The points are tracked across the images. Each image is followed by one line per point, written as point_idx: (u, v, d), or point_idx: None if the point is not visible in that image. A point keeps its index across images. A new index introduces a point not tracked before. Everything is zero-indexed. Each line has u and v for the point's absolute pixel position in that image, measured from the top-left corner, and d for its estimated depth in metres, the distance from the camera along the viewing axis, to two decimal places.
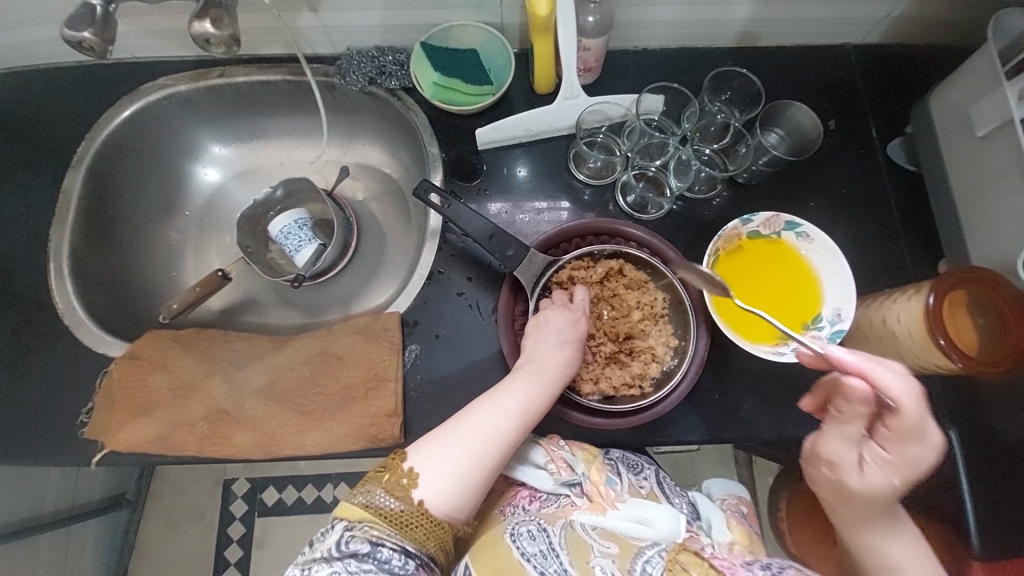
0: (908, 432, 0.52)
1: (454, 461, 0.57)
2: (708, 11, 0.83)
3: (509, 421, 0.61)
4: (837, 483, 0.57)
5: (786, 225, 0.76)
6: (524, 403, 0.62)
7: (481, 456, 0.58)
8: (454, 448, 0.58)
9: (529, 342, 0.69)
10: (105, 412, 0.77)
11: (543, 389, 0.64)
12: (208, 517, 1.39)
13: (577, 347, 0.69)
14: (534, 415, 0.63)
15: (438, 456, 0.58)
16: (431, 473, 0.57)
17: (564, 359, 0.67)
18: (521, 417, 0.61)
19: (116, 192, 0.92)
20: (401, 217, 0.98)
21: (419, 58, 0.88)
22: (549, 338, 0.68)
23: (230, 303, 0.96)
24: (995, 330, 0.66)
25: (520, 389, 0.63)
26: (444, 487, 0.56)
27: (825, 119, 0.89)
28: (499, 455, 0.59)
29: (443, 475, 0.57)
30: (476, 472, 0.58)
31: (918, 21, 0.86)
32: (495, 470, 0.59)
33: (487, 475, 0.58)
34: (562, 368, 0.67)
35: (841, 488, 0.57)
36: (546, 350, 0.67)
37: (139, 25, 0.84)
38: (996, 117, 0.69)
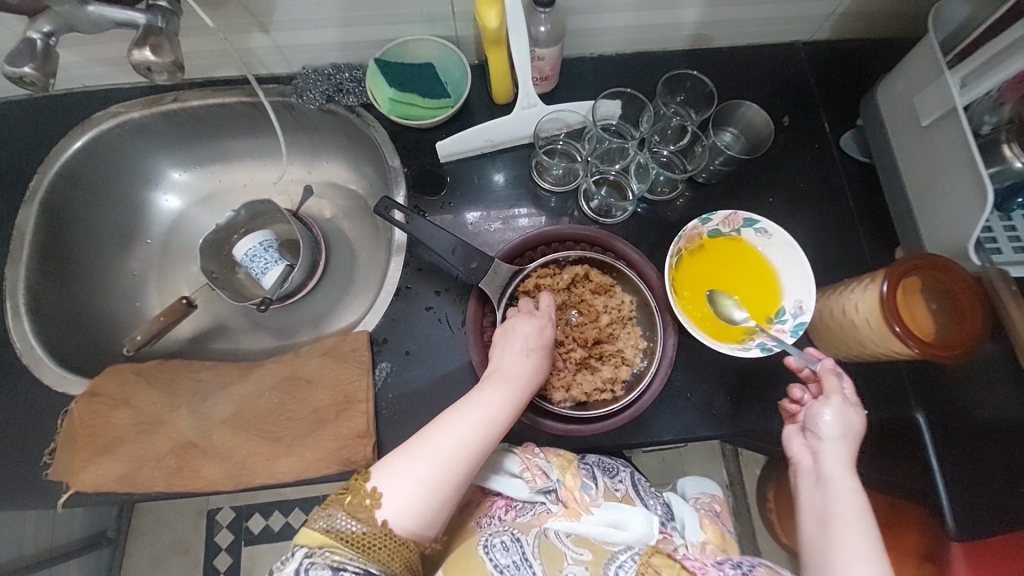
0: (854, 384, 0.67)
1: (418, 479, 0.57)
2: (659, 15, 0.84)
3: (474, 435, 0.60)
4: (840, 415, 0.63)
5: (744, 222, 0.77)
6: (490, 414, 0.62)
7: (446, 471, 0.58)
8: (419, 464, 0.58)
9: (496, 353, 0.68)
10: (68, 452, 0.75)
11: (510, 398, 0.64)
12: (193, 549, 1.35)
13: (544, 355, 0.69)
14: (501, 425, 0.62)
15: (402, 473, 0.57)
16: (394, 491, 0.56)
17: (530, 367, 0.67)
18: (488, 429, 0.61)
19: (72, 223, 0.90)
20: (370, 233, 0.98)
21: (373, 74, 0.87)
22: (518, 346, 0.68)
23: (198, 331, 0.95)
24: (950, 314, 0.69)
25: (487, 401, 0.63)
26: (407, 505, 0.56)
27: (780, 115, 0.91)
28: (465, 468, 0.59)
29: (406, 491, 0.56)
30: (441, 486, 0.57)
31: (862, 16, 0.88)
32: (462, 483, 0.59)
33: (454, 489, 0.58)
34: (529, 376, 0.67)
35: (845, 419, 0.63)
36: (513, 357, 0.67)
37: (85, 53, 0.82)
38: (939, 107, 0.72)
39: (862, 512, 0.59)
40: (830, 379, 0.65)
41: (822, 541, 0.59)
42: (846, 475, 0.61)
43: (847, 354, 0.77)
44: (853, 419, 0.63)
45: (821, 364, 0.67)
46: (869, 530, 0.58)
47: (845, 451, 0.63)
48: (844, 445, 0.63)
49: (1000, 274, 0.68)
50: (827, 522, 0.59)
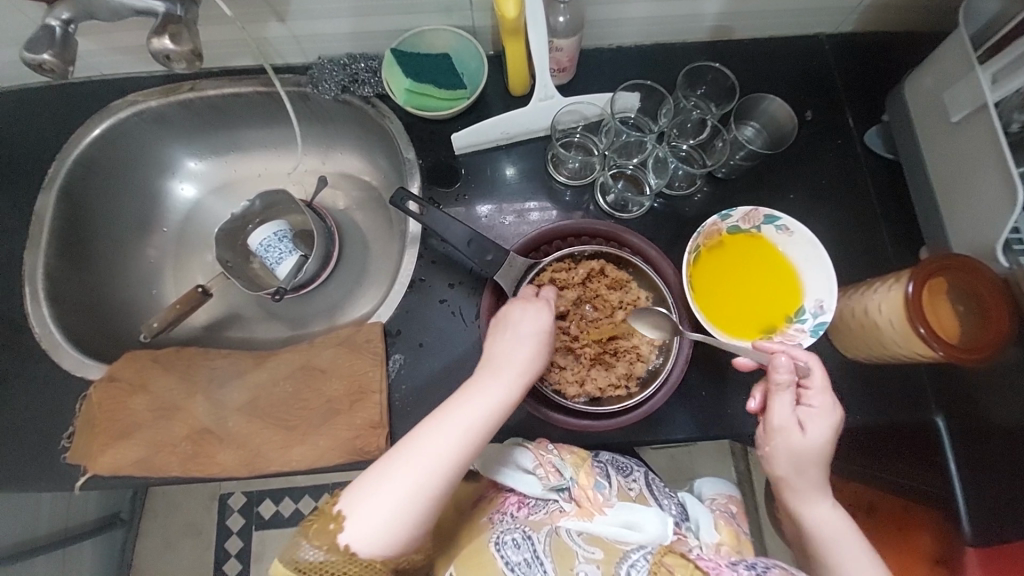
0: (827, 387, 0.61)
1: (383, 499, 0.57)
2: (680, 7, 0.82)
3: (451, 444, 0.59)
4: (791, 449, 0.61)
5: (765, 219, 0.76)
6: (461, 425, 0.61)
7: (414, 489, 0.58)
8: (382, 484, 0.58)
9: (491, 346, 0.67)
10: (87, 436, 0.76)
11: (484, 408, 0.62)
12: (205, 533, 1.38)
13: (537, 345, 0.67)
14: (481, 432, 0.61)
15: (366, 496, 0.57)
16: (359, 512, 0.57)
17: (508, 372, 0.64)
18: (466, 436, 0.60)
19: (90, 211, 0.91)
20: (383, 224, 0.98)
21: (389, 64, 0.86)
22: (503, 348, 0.66)
23: (212, 319, 0.96)
24: (975, 317, 0.67)
25: (466, 407, 0.62)
26: (372, 527, 0.56)
27: (802, 109, 0.89)
28: (437, 482, 0.58)
29: (371, 514, 0.57)
30: (410, 504, 0.57)
31: (889, 8, 0.85)
32: (435, 497, 0.58)
33: (424, 506, 0.58)
34: (506, 380, 0.64)
35: (795, 452, 0.61)
36: (501, 355, 0.66)
37: (104, 41, 0.82)
38: (970, 103, 0.69)
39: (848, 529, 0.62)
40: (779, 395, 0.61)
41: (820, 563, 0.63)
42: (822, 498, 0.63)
43: (867, 355, 0.76)
44: (824, 424, 0.60)
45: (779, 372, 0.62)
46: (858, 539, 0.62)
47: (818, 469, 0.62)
48: (809, 477, 0.62)
49: None
50: (809, 550, 0.64)
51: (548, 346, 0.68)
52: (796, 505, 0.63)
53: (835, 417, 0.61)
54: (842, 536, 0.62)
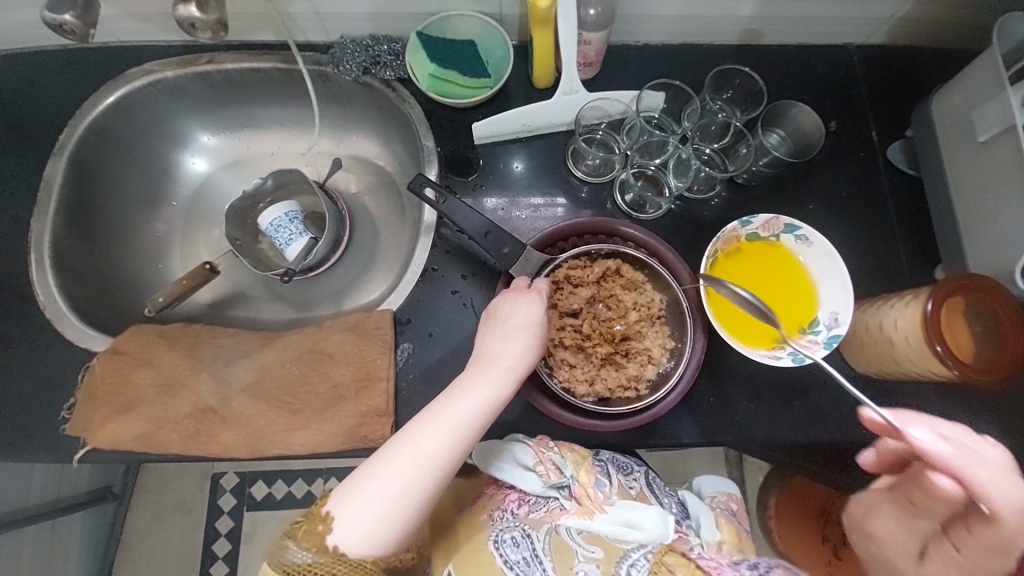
0: (1004, 548, 0.43)
1: (373, 499, 0.56)
2: (712, 6, 0.81)
3: (439, 442, 0.59)
4: (887, 565, 0.49)
5: (785, 227, 0.75)
6: (451, 422, 0.60)
7: (403, 488, 0.57)
8: (371, 485, 0.57)
9: (484, 343, 0.66)
10: (88, 408, 0.75)
11: (473, 405, 0.61)
12: (196, 511, 1.37)
13: (529, 340, 0.65)
14: (470, 430, 0.60)
15: (355, 496, 0.57)
16: (348, 513, 0.56)
17: (498, 367, 0.64)
18: (455, 434, 0.59)
19: (100, 180, 0.90)
20: (395, 211, 0.96)
21: (414, 48, 0.84)
22: (494, 344, 0.66)
23: (218, 297, 0.94)
24: (991, 338, 0.66)
25: (454, 404, 0.61)
26: (362, 528, 0.56)
27: (826, 119, 0.88)
28: (428, 479, 0.58)
29: (360, 514, 0.56)
30: (401, 503, 0.57)
31: (921, 22, 0.85)
32: (427, 495, 0.58)
33: (415, 504, 0.57)
34: (496, 376, 0.63)
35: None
36: (492, 351, 0.65)
37: (124, 6, 0.80)
38: (998, 123, 0.69)
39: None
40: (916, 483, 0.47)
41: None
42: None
43: (879, 371, 0.75)
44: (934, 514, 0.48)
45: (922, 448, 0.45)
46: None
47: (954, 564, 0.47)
48: None
49: None
50: None
51: (542, 340, 0.66)
52: None
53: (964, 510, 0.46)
54: None
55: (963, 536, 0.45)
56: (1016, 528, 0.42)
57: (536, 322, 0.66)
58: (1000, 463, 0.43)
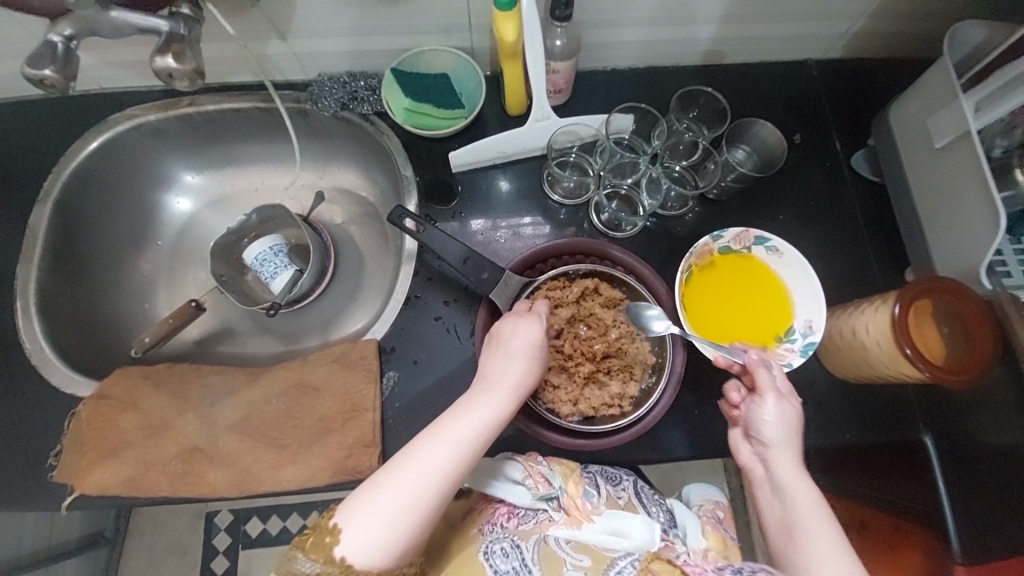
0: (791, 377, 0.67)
1: (378, 513, 0.57)
2: (673, 31, 0.84)
3: (444, 459, 0.59)
4: (781, 411, 0.63)
5: (755, 239, 0.78)
6: (455, 440, 0.61)
7: (407, 504, 0.57)
8: (377, 499, 0.57)
9: (486, 364, 0.68)
10: (75, 454, 0.75)
11: (476, 422, 0.62)
12: (191, 551, 1.35)
13: (533, 360, 0.67)
14: (475, 449, 0.61)
15: (360, 509, 0.57)
16: (353, 526, 0.56)
17: (500, 387, 0.65)
18: (458, 452, 0.60)
19: (84, 224, 0.91)
20: (378, 240, 0.98)
21: (389, 84, 0.87)
22: (495, 365, 0.67)
23: (205, 333, 0.95)
24: (959, 338, 0.68)
25: (459, 422, 0.62)
26: (366, 542, 0.56)
27: (791, 133, 0.91)
28: (432, 495, 0.58)
29: (365, 528, 0.56)
30: (405, 518, 0.57)
31: (875, 36, 0.88)
32: (430, 511, 0.58)
33: (419, 520, 0.58)
34: (499, 396, 0.64)
35: (787, 419, 0.63)
36: (495, 372, 0.66)
37: (104, 57, 0.83)
38: (953, 129, 0.71)
39: (817, 507, 0.60)
40: (761, 372, 0.64)
41: (787, 550, 0.59)
42: (797, 476, 0.61)
43: (855, 375, 0.77)
44: (792, 415, 0.63)
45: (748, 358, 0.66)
46: (831, 532, 0.58)
47: (790, 454, 0.62)
48: (791, 443, 0.63)
49: (1012, 299, 0.66)
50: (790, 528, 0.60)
51: (541, 362, 0.68)
52: (779, 471, 0.62)
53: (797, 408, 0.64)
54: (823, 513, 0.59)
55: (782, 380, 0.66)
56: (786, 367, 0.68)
57: (535, 344, 0.68)
58: None
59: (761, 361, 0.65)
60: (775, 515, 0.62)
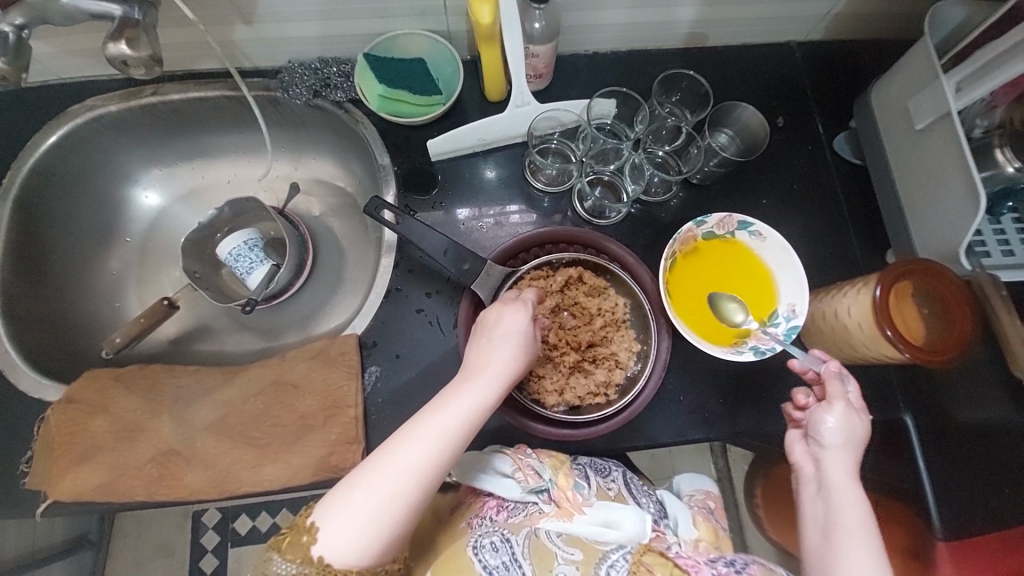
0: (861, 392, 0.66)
1: (357, 510, 0.56)
2: (653, 13, 0.83)
3: (425, 452, 0.58)
4: (844, 421, 0.62)
5: (739, 224, 0.76)
6: (436, 431, 0.60)
7: (386, 500, 0.56)
8: (356, 495, 0.57)
9: (470, 355, 0.66)
10: (44, 461, 0.72)
11: (458, 413, 0.60)
12: (178, 551, 1.33)
13: (518, 349, 0.66)
14: (457, 442, 0.60)
15: (339, 505, 0.57)
16: (332, 524, 0.56)
17: (483, 375, 0.63)
18: (439, 446, 0.59)
19: (47, 222, 0.87)
20: (357, 231, 0.96)
21: (362, 69, 0.84)
22: (479, 354, 0.66)
23: (181, 332, 0.92)
24: (941, 319, 0.69)
25: (441, 415, 0.60)
26: (346, 539, 0.55)
27: (774, 116, 0.90)
28: (412, 491, 0.57)
29: (344, 524, 0.56)
30: (385, 513, 0.56)
31: (856, 17, 0.87)
32: (411, 505, 0.57)
33: (399, 516, 0.57)
34: (481, 386, 0.63)
35: (849, 428, 0.62)
36: (478, 361, 0.65)
37: (59, 45, 0.79)
38: (933, 111, 0.71)
39: (865, 517, 0.58)
40: (836, 381, 0.64)
41: (825, 551, 0.58)
42: (850, 483, 0.61)
43: (838, 357, 0.77)
44: (857, 427, 0.63)
45: (824, 367, 0.66)
46: (873, 539, 0.57)
47: (846, 463, 0.62)
48: (848, 450, 0.62)
49: (991, 280, 0.69)
50: (829, 530, 0.59)
51: (525, 349, 0.66)
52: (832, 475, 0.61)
53: (864, 421, 0.63)
54: (865, 523, 0.58)
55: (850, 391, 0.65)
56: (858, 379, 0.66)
57: (518, 331, 0.66)
58: None
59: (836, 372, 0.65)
60: (816, 515, 0.61)
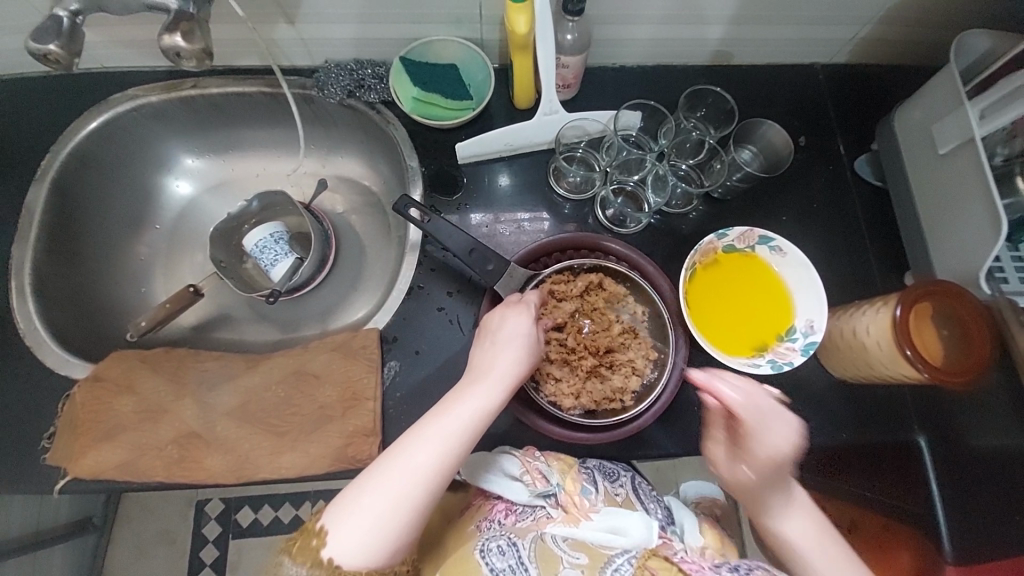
0: (756, 429, 0.59)
1: (366, 512, 0.57)
2: (682, 30, 0.85)
3: (431, 455, 0.59)
4: (726, 481, 0.64)
5: (760, 239, 0.78)
6: (442, 434, 0.61)
7: (395, 503, 0.57)
8: (365, 497, 0.57)
9: (476, 358, 0.67)
10: (68, 437, 0.74)
11: (465, 414, 0.62)
12: (181, 540, 1.34)
13: (526, 352, 0.67)
14: (464, 444, 0.61)
15: (347, 510, 0.57)
16: (342, 525, 0.57)
17: (489, 378, 0.65)
18: (444, 450, 0.60)
19: (82, 205, 0.89)
20: (381, 230, 0.97)
21: (398, 72, 0.87)
22: (485, 356, 0.67)
23: (203, 319, 0.94)
24: (958, 340, 0.69)
25: (445, 418, 0.62)
26: (355, 542, 0.56)
27: (796, 135, 0.91)
28: (421, 491, 0.58)
29: (352, 527, 0.56)
30: (394, 515, 0.57)
31: (880, 43, 0.89)
32: (420, 507, 0.58)
33: (408, 517, 0.58)
34: (488, 387, 0.64)
35: (735, 485, 0.63)
36: (484, 363, 0.66)
37: (107, 35, 0.82)
38: (957, 136, 0.72)
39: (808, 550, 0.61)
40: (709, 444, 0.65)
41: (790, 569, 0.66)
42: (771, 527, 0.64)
43: (854, 375, 0.78)
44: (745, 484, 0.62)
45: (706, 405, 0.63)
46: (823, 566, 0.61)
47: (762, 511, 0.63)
48: (750, 500, 0.63)
49: (1009, 304, 0.68)
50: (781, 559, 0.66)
51: (531, 351, 0.68)
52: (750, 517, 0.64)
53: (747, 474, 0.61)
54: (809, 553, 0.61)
55: (741, 436, 0.61)
56: (744, 411, 0.59)
57: (523, 334, 0.68)
58: (769, 402, 0.60)
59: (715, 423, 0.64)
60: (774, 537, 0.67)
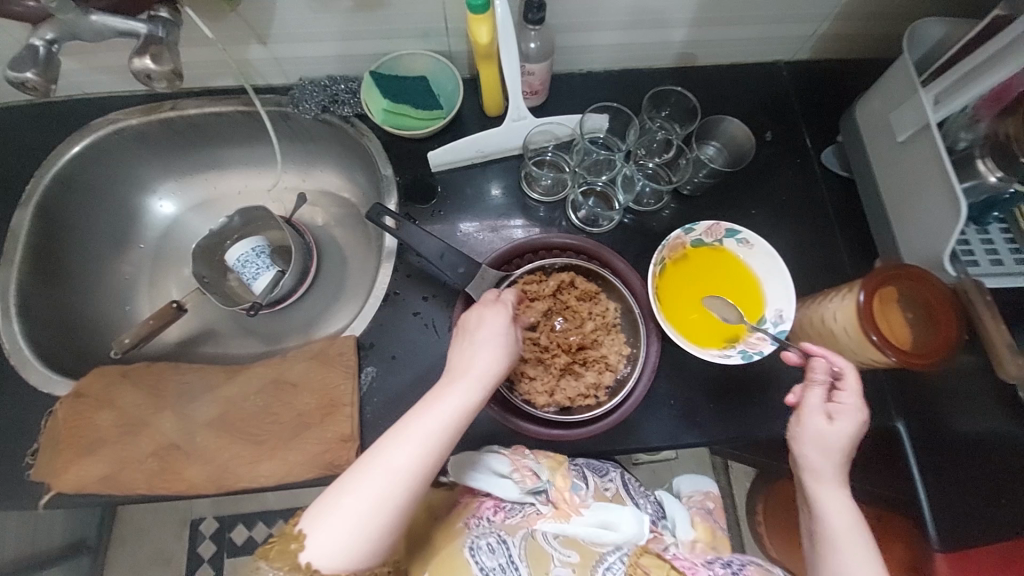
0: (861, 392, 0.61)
1: (345, 514, 0.57)
2: (644, 34, 0.87)
3: (410, 457, 0.59)
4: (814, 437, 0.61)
5: (727, 232, 0.79)
6: (421, 435, 0.61)
7: (374, 505, 0.58)
8: (344, 500, 0.58)
9: (454, 358, 0.68)
10: (50, 453, 0.75)
11: (443, 415, 0.62)
12: (174, 560, 1.33)
13: (503, 351, 0.68)
14: (444, 444, 0.61)
15: (325, 513, 0.58)
16: (320, 528, 0.57)
17: (466, 379, 0.65)
18: (424, 452, 0.60)
19: (66, 226, 0.91)
20: (360, 241, 0.99)
21: (368, 86, 0.90)
22: (461, 356, 0.67)
23: (187, 334, 0.95)
24: (925, 324, 0.70)
25: (426, 419, 0.62)
26: (335, 545, 0.57)
27: (762, 130, 0.93)
28: (399, 494, 0.59)
29: (331, 530, 0.57)
30: (373, 517, 0.58)
31: (840, 38, 0.91)
32: (399, 508, 0.59)
33: (388, 518, 0.58)
34: (465, 387, 0.65)
35: (823, 441, 0.61)
36: (462, 364, 0.67)
37: (87, 62, 0.84)
38: (914, 123, 0.74)
39: (854, 528, 0.59)
40: (812, 391, 0.62)
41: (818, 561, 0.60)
42: (837, 490, 0.61)
43: None
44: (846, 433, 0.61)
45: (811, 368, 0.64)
46: (861, 543, 0.59)
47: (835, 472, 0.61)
48: (828, 462, 0.61)
49: (974, 286, 0.69)
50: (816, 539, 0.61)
51: (508, 350, 0.68)
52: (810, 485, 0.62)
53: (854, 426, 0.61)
54: (850, 532, 0.59)
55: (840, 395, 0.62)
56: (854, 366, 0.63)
57: (500, 334, 0.68)
58: None
59: (820, 377, 0.63)
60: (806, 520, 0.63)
